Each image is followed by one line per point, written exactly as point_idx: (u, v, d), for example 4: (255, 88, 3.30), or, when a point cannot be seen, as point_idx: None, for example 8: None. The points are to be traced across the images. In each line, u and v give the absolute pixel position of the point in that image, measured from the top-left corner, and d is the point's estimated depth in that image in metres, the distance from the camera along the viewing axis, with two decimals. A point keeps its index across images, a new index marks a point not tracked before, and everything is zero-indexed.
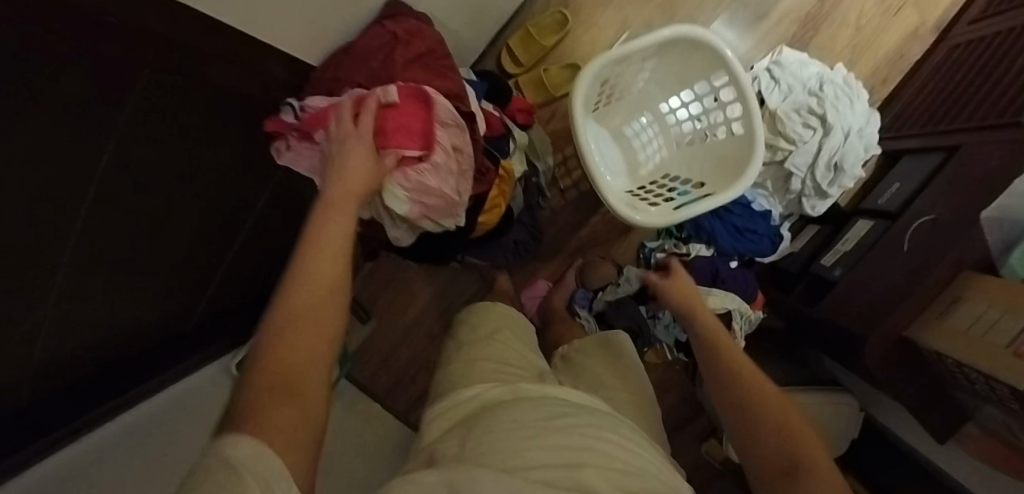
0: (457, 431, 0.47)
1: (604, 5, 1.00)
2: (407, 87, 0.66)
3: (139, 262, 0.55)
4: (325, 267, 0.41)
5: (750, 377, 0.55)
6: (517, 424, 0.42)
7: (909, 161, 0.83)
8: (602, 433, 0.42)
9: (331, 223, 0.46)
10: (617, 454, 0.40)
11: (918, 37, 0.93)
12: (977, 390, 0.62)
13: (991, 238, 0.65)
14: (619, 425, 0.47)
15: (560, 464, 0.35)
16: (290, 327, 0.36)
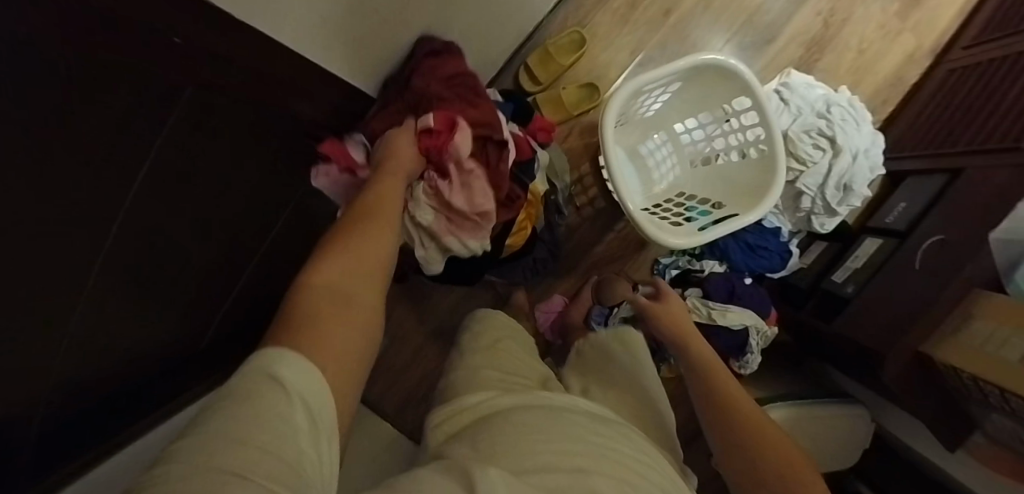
0: (467, 434, 0.46)
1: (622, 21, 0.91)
2: (442, 116, 0.64)
3: (158, 292, 0.58)
4: (350, 297, 0.37)
5: (733, 400, 0.57)
6: (518, 429, 0.41)
7: (912, 182, 0.82)
8: (614, 445, 0.43)
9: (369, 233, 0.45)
10: (633, 475, 0.40)
11: (916, 60, 0.94)
12: (991, 405, 0.57)
13: (998, 260, 0.62)
14: (627, 438, 0.47)
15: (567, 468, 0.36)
16: (320, 342, 0.31)
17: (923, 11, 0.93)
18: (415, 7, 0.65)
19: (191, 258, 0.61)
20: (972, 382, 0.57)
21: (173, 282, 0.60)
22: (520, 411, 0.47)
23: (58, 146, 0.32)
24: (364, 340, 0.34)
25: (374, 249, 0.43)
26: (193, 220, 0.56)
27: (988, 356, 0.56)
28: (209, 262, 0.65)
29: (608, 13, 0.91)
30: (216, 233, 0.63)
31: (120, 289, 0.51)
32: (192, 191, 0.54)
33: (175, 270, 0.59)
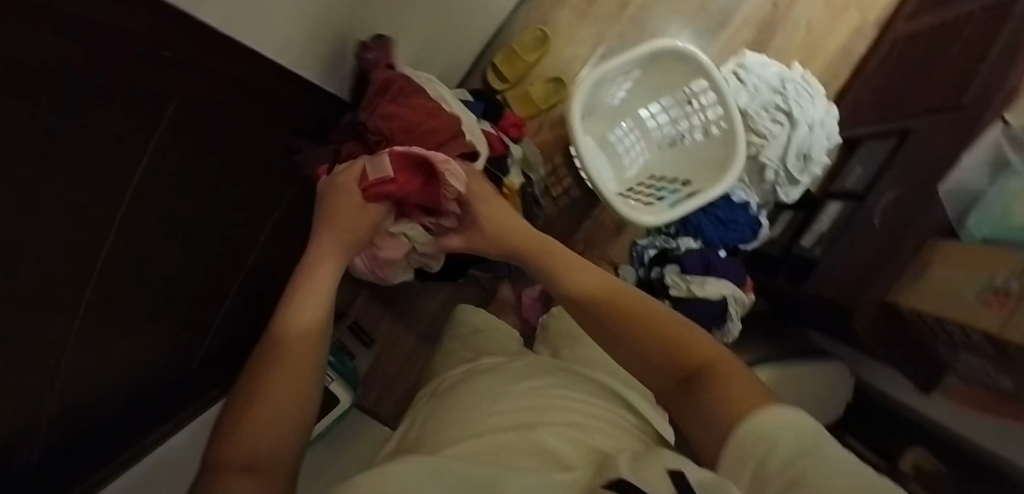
0: (433, 410, 0.52)
1: (580, 17, 0.95)
2: (396, 154, 0.62)
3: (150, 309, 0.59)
4: (264, 427, 0.37)
5: (592, 295, 0.49)
6: (455, 418, 0.46)
7: (866, 148, 0.87)
8: (566, 402, 0.46)
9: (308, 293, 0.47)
10: (581, 418, 0.44)
11: (862, 34, 0.99)
12: (957, 343, 0.60)
13: (949, 212, 0.65)
14: (582, 386, 0.52)
15: (504, 434, 0.40)
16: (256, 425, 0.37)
17: None
18: (382, 15, 0.68)
19: (180, 273, 0.62)
20: (938, 325, 0.61)
21: (164, 298, 0.61)
22: (478, 381, 0.53)
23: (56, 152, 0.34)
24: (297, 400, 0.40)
25: (306, 342, 0.44)
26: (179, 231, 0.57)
27: (950, 299, 0.59)
28: (198, 273, 0.66)
29: (568, 10, 0.95)
30: (203, 246, 0.64)
31: (114, 301, 0.51)
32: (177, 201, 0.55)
33: (164, 282, 0.60)
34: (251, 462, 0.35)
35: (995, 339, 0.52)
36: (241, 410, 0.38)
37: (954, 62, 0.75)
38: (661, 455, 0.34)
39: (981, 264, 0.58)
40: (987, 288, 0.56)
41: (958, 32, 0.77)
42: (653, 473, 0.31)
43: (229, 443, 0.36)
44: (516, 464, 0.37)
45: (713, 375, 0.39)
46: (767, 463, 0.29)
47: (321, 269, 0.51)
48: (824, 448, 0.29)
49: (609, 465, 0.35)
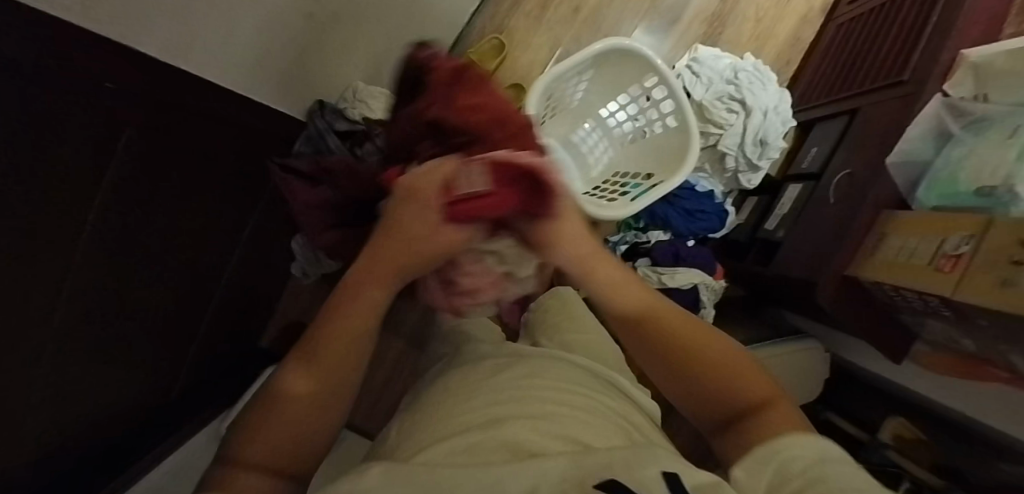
0: (414, 410, 0.42)
1: (536, 24, 0.97)
2: (493, 158, 0.33)
3: (127, 343, 0.59)
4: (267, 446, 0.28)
5: (645, 308, 0.36)
6: (413, 434, 0.35)
7: (820, 128, 0.89)
8: (555, 394, 0.37)
9: (371, 272, 0.33)
10: (568, 408, 0.35)
11: (809, 21, 1.02)
12: (917, 308, 0.60)
13: (899, 182, 0.67)
14: (567, 375, 0.42)
15: (471, 432, 0.30)
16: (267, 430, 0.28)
17: None
18: (334, 35, 0.69)
19: (153, 304, 0.61)
20: (894, 290, 0.61)
21: (138, 331, 0.61)
22: (455, 381, 0.43)
23: (36, 193, 0.35)
24: (332, 407, 0.31)
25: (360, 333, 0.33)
26: (153, 261, 0.58)
27: (904, 266, 0.60)
28: (172, 302, 0.66)
29: (523, 17, 0.97)
30: (176, 274, 0.64)
31: (96, 335, 0.52)
32: (151, 233, 0.55)
33: (140, 313, 0.60)
34: (257, 490, 0.26)
35: (948, 301, 0.53)
36: (255, 416, 0.29)
37: (894, 40, 0.78)
38: (652, 453, 0.28)
39: (931, 228, 0.59)
40: (939, 249, 0.57)
41: (896, 13, 0.80)
42: (646, 473, 0.25)
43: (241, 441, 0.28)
44: (489, 460, 0.27)
45: (772, 413, 0.31)
46: (786, 470, 0.25)
47: (376, 277, 0.33)
48: (846, 463, 0.26)
49: (602, 457, 0.27)
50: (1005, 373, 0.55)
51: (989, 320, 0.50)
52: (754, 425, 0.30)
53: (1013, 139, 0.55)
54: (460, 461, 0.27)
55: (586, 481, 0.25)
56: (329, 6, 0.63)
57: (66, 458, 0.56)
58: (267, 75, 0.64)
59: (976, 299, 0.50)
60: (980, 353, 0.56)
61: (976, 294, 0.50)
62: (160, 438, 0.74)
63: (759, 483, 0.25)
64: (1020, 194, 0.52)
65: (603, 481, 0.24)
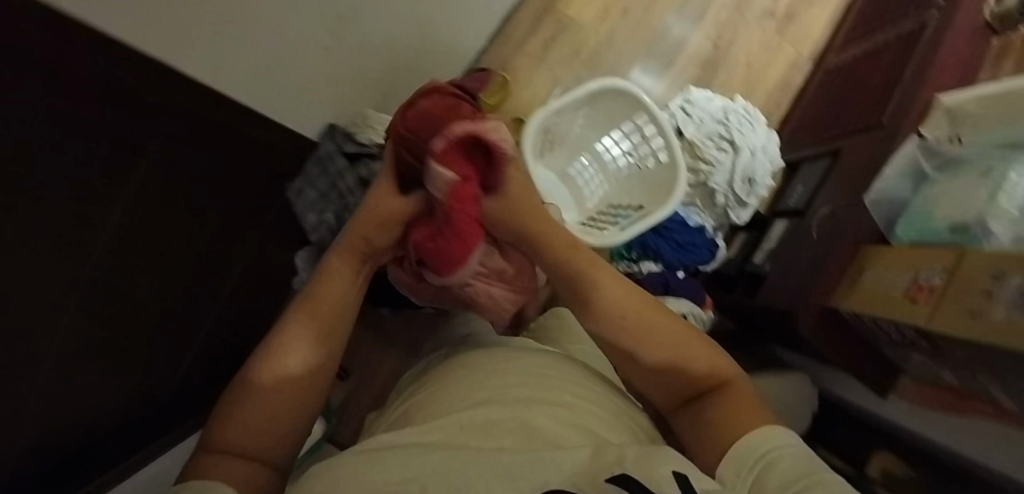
0: (427, 386, 0.46)
1: (538, 63, 1.03)
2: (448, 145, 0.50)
3: (128, 342, 0.62)
4: (249, 436, 0.41)
5: (615, 299, 0.47)
6: (430, 399, 0.43)
7: (805, 168, 0.92)
8: (569, 381, 0.41)
9: (334, 277, 0.52)
10: (581, 402, 0.38)
11: (797, 67, 1.08)
12: (898, 341, 0.61)
13: (879, 221, 0.69)
14: (575, 368, 0.45)
15: (494, 412, 0.36)
16: (241, 415, 0.42)
17: (795, 26, 1.08)
18: (348, 66, 0.75)
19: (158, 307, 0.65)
20: (874, 322, 0.63)
21: (141, 331, 0.63)
22: (457, 362, 0.48)
23: (58, 185, 0.38)
24: (304, 393, 0.46)
25: (318, 334, 0.49)
26: (162, 264, 0.61)
27: (884, 298, 0.61)
28: (175, 307, 0.69)
29: (526, 55, 1.03)
30: (183, 279, 0.68)
31: (96, 330, 0.55)
32: (160, 236, 0.59)
33: (145, 313, 0.63)
34: (237, 451, 0.40)
35: (924, 332, 0.54)
36: (237, 405, 0.43)
37: (874, 86, 0.82)
38: (663, 452, 0.29)
39: (908, 260, 0.61)
40: (913, 280, 0.58)
41: (877, 61, 0.85)
42: (655, 470, 0.27)
43: (220, 432, 0.41)
44: (504, 443, 0.32)
45: (724, 396, 0.40)
46: (766, 483, 0.29)
47: (339, 278, 0.52)
48: (817, 470, 0.30)
49: (611, 451, 0.29)
50: (991, 407, 0.55)
51: (964, 351, 0.51)
52: (715, 409, 0.39)
53: (985, 179, 0.58)
54: (480, 443, 0.32)
55: (598, 478, 0.27)
56: (345, 40, 0.70)
57: (52, 453, 0.58)
58: (285, 99, 0.70)
59: (949, 330, 0.51)
60: (962, 386, 0.57)
61: (946, 325, 0.51)
62: (134, 449, 0.75)
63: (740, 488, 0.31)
64: (991, 232, 0.54)
65: (616, 476, 0.27)
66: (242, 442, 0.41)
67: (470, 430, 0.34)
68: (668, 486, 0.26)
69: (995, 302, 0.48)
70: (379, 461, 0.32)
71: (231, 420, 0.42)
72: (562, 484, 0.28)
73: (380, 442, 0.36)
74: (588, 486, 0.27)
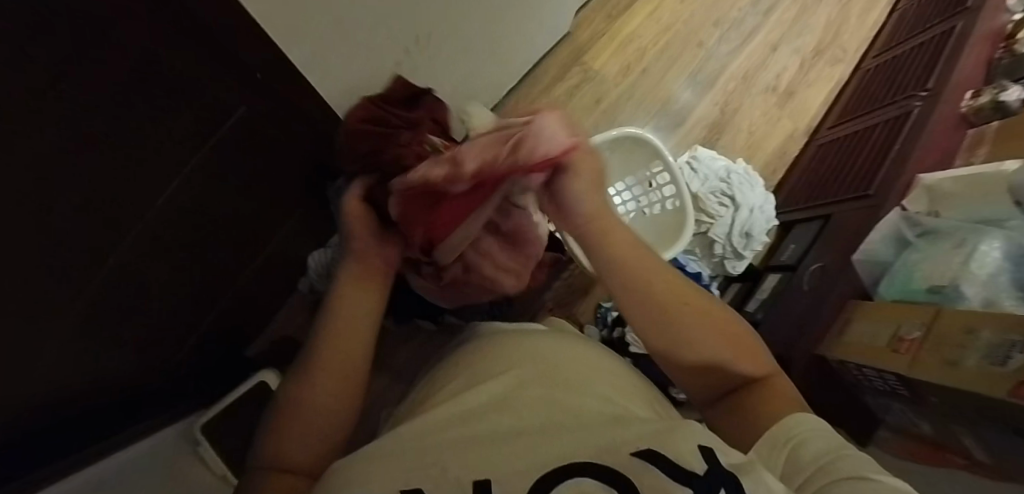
0: (447, 372, 0.48)
1: (561, 109, 1.12)
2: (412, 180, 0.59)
3: None
4: (302, 452, 0.43)
5: (630, 276, 0.45)
6: (453, 386, 0.42)
7: (797, 229, 0.99)
8: (583, 359, 0.42)
9: (352, 293, 0.53)
10: (601, 381, 0.39)
11: (795, 138, 1.18)
12: (879, 389, 0.66)
13: (864, 277, 0.77)
14: (588, 346, 0.47)
15: (513, 396, 0.36)
16: (285, 432, 0.44)
17: (795, 102, 1.19)
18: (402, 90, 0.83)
19: None
20: (858, 369, 0.67)
21: None
22: (470, 350, 0.50)
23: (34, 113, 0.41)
24: (341, 402, 0.47)
25: (347, 346, 0.50)
26: None
27: (867, 348, 0.66)
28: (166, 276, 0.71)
29: (551, 99, 1.12)
30: (176, 248, 0.70)
31: None
32: (153, 192, 0.61)
33: None
34: (292, 467, 0.42)
35: (905, 379, 0.59)
36: (282, 423, 0.45)
37: (864, 160, 0.91)
38: (689, 426, 0.29)
39: (889, 315, 0.66)
40: (896, 333, 0.63)
41: (866, 139, 0.95)
42: (682, 445, 0.27)
43: (273, 448, 0.43)
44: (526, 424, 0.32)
45: (758, 390, 0.39)
46: (801, 454, 0.31)
47: (359, 298, 0.53)
48: (845, 447, 0.31)
49: (634, 430, 0.30)
50: (962, 459, 0.58)
51: (939, 397, 0.55)
52: (753, 406, 0.38)
53: (958, 248, 0.64)
54: (500, 429, 0.32)
55: (622, 450, 0.28)
56: (398, 63, 0.77)
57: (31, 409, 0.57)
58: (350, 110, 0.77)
59: (927, 376, 0.55)
60: (938, 437, 0.60)
61: (927, 372, 0.56)
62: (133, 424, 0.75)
63: (776, 462, 0.32)
64: (963, 293, 0.60)
65: (642, 449, 0.27)
66: (294, 457, 0.43)
67: (492, 420, 0.34)
68: (694, 459, 0.26)
69: (968, 352, 0.53)
70: (414, 451, 0.32)
71: (280, 441, 0.43)
72: (584, 456, 0.28)
73: (411, 431, 0.35)
74: (612, 456, 0.27)
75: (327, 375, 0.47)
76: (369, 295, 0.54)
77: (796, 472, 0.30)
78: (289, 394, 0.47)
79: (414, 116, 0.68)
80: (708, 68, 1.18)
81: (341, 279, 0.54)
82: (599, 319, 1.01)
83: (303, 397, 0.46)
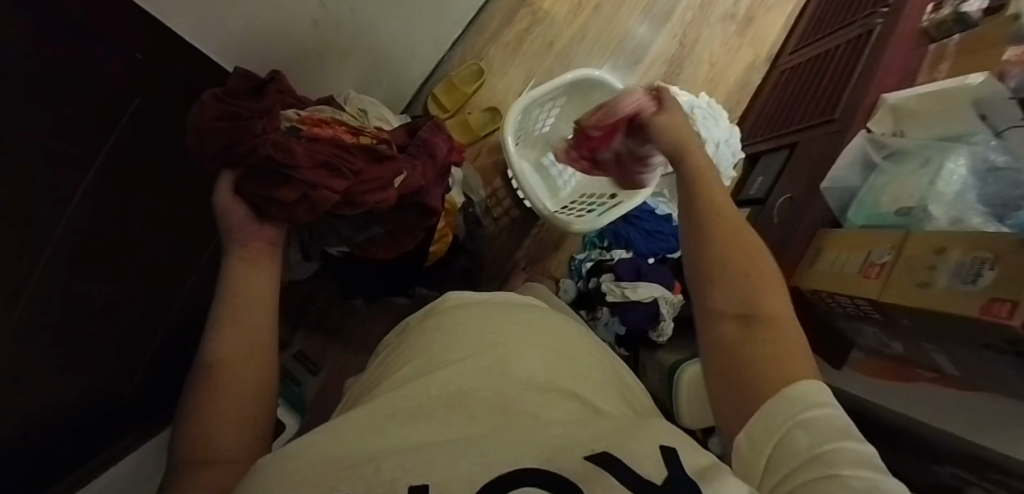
0: (396, 361, 0.43)
1: (513, 56, 1.04)
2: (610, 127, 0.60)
3: (76, 335, 0.57)
4: (232, 437, 0.32)
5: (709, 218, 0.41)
6: (400, 375, 0.38)
7: (764, 160, 0.98)
8: (535, 350, 0.38)
9: (251, 265, 0.42)
10: (557, 371, 0.36)
11: (756, 67, 1.15)
12: (850, 315, 0.67)
13: (832, 205, 0.76)
14: (541, 328, 0.43)
15: (457, 394, 0.32)
16: (200, 421, 0.32)
17: (756, 29, 1.15)
18: (335, 53, 0.75)
19: (107, 297, 0.60)
20: (830, 297, 0.68)
21: (90, 324, 0.59)
22: (417, 335, 0.45)
23: None
24: (263, 375, 0.36)
25: (251, 306, 0.39)
26: (101, 243, 0.56)
27: (838, 275, 0.67)
28: (123, 293, 0.63)
29: (501, 48, 1.04)
30: (124, 262, 0.62)
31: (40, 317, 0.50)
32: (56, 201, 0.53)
33: (94, 300, 0.58)
34: (214, 460, 0.31)
35: (876, 304, 0.60)
36: (196, 409, 0.33)
37: (827, 83, 0.89)
38: (651, 427, 0.27)
39: (856, 242, 0.67)
40: (864, 259, 0.64)
41: (828, 62, 0.93)
42: (642, 450, 0.24)
43: (188, 439, 0.31)
44: (474, 423, 0.29)
45: (770, 331, 0.32)
46: (791, 444, 0.25)
47: (255, 273, 0.41)
48: (856, 442, 0.25)
49: (595, 429, 0.27)
50: (932, 373, 0.61)
51: (911, 320, 0.56)
52: (767, 335, 0.32)
53: (925, 168, 0.64)
54: (440, 427, 0.29)
55: (576, 454, 0.24)
56: (319, 21, 0.68)
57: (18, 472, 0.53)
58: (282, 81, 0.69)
59: (899, 300, 0.56)
60: (906, 355, 0.63)
61: (899, 295, 0.57)
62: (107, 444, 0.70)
63: (761, 454, 0.27)
64: (930, 214, 0.60)
65: (595, 453, 0.24)
66: (234, 438, 0.32)
67: (439, 415, 0.30)
68: (655, 467, 0.23)
69: (938, 273, 0.54)
70: (354, 449, 0.27)
71: (195, 428, 0.32)
72: (533, 462, 0.25)
73: (348, 423, 0.31)
74: (565, 460, 0.24)
75: (239, 342, 0.36)
76: (269, 279, 0.42)
77: (780, 469, 0.25)
78: (197, 377, 0.35)
79: (268, 102, 0.48)
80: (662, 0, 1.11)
81: (231, 248, 0.43)
82: (574, 272, 0.99)
83: (216, 372, 0.34)
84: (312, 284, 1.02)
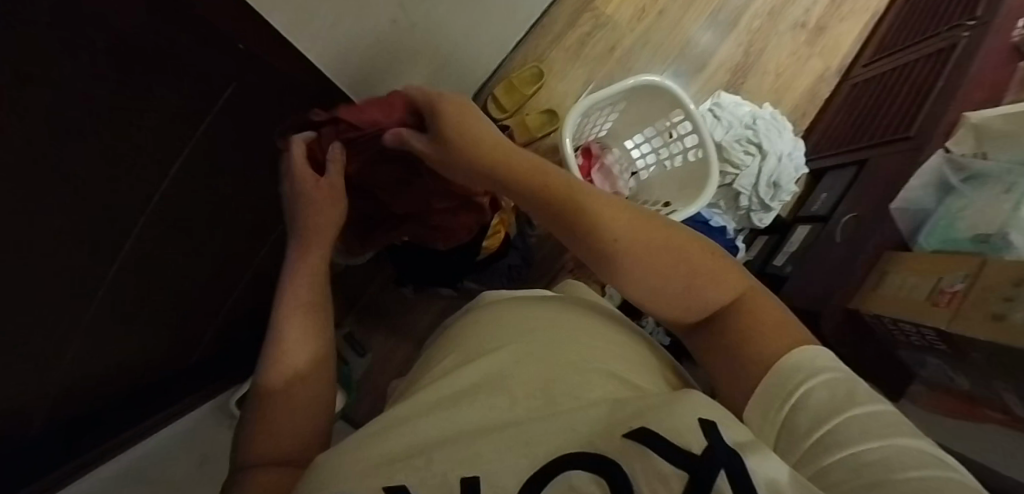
0: (447, 349, 0.47)
1: (574, 59, 1.05)
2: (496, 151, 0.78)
3: (146, 302, 0.64)
4: (285, 438, 0.38)
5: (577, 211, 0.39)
6: (452, 360, 0.42)
7: (830, 177, 0.95)
8: (575, 338, 0.40)
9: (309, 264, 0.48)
10: (586, 347, 0.38)
11: (826, 79, 1.11)
12: (916, 345, 0.64)
13: (903, 227, 0.72)
14: (582, 318, 0.44)
15: (495, 382, 0.35)
16: (263, 417, 0.38)
17: (828, 38, 1.11)
18: (406, 53, 0.79)
19: (180, 269, 0.67)
20: (894, 323, 0.65)
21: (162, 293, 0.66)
22: (466, 325, 0.49)
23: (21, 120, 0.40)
24: (321, 369, 0.42)
25: (311, 313, 0.45)
26: (181, 220, 0.62)
27: (902, 300, 0.64)
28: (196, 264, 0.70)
29: (562, 51, 1.06)
30: (201, 238, 0.68)
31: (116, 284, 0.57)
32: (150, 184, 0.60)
33: (170, 270, 0.65)
34: (276, 455, 0.37)
35: (945, 332, 0.57)
36: (261, 409, 0.39)
37: (904, 98, 0.85)
38: (688, 400, 0.27)
39: (930, 268, 0.64)
40: (938, 287, 0.61)
41: (905, 76, 0.89)
42: (680, 420, 0.25)
43: (250, 438, 0.37)
44: (516, 412, 0.32)
45: (739, 311, 0.34)
46: (797, 418, 0.26)
47: (310, 288, 0.46)
48: (859, 401, 0.26)
49: (626, 412, 0.28)
50: (999, 414, 0.58)
51: (980, 352, 0.54)
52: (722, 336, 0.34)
53: (1008, 192, 0.60)
54: (479, 420, 0.32)
55: (617, 433, 0.26)
56: (395, 22, 0.72)
57: (59, 407, 0.58)
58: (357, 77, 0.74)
59: (970, 331, 0.54)
60: (973, 392, 0.60)
61: (970, 326, 0.54)
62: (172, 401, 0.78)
63: (772, 426, 0.28)
64: (1011, 241, 0.57)
65: (634, 430, 0.26)
66: (272, 447, 0.37)
67: (483, 401, 0.33)
68: (694, 437, 0.24)
69: (1019, 304, 0.51)
70: (414, 447, 0.30)
71: (256, 432, 0.37)
72: (578, 444, 0.27)
73: (408, 409, 0.35)
74: (603, 442, 0.26)
75: (296, 337, 0.42)
76: (320, 280, 0.48)
77: (792, 438, 0.26)
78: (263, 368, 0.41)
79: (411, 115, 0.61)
80: (730, 7, 1.09)
81: (305, 247, 0.50)
82: None
83: (276, 371, 0.40)
84: (367, 270, 1.07)
